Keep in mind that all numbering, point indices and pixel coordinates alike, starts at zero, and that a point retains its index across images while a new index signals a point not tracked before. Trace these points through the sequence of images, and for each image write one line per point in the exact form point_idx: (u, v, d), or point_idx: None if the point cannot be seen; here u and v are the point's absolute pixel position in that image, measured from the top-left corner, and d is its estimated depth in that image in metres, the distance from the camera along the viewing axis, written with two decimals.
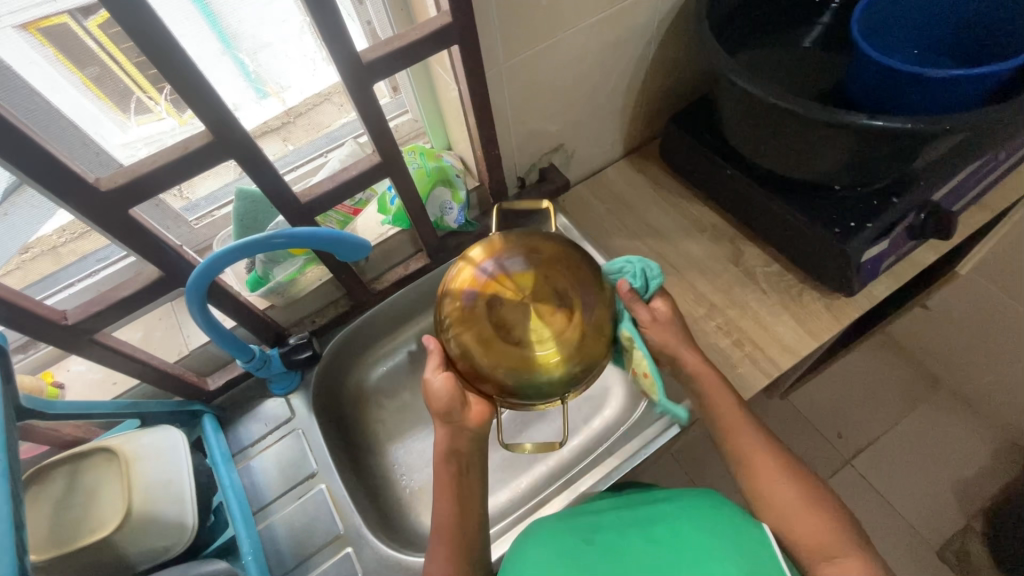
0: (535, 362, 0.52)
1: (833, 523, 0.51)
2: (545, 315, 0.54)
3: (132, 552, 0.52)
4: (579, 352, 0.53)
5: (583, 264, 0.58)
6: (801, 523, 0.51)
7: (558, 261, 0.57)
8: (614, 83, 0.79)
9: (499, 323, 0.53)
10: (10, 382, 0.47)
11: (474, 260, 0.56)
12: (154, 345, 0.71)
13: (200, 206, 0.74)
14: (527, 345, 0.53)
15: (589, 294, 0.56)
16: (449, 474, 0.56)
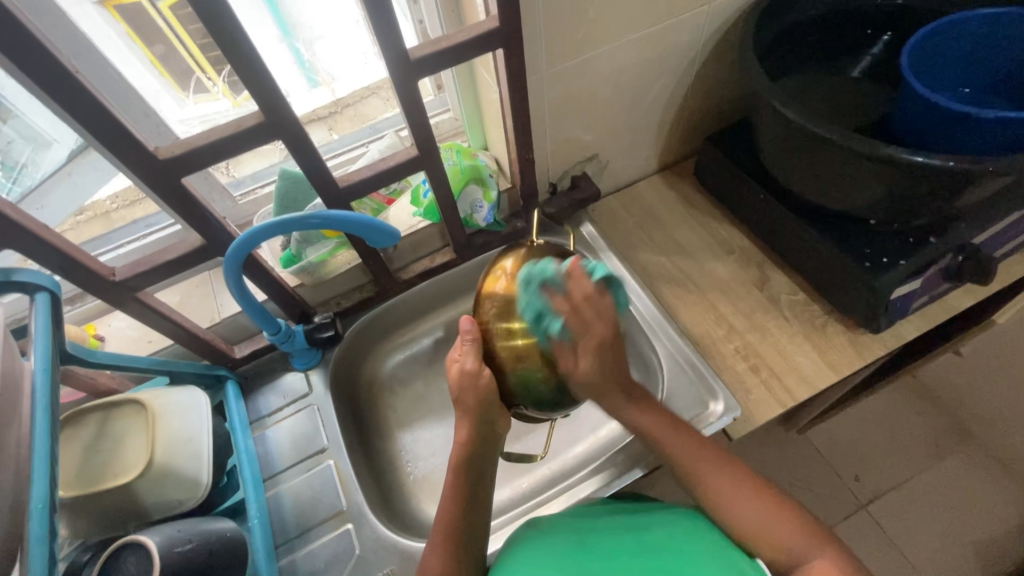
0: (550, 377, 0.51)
1: (791, 523, 0.51)
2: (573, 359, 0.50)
3: (149, 501, 0.55)
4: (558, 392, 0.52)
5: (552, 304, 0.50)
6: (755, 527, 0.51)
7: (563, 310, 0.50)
8: (654, 98, 0.79)
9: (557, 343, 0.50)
10: (59, 328, 0.50)
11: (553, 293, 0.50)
12: (189, 309, 0.75)
13: (245, 182, 0.79)
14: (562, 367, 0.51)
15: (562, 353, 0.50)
16: (460, 472, 0.55)
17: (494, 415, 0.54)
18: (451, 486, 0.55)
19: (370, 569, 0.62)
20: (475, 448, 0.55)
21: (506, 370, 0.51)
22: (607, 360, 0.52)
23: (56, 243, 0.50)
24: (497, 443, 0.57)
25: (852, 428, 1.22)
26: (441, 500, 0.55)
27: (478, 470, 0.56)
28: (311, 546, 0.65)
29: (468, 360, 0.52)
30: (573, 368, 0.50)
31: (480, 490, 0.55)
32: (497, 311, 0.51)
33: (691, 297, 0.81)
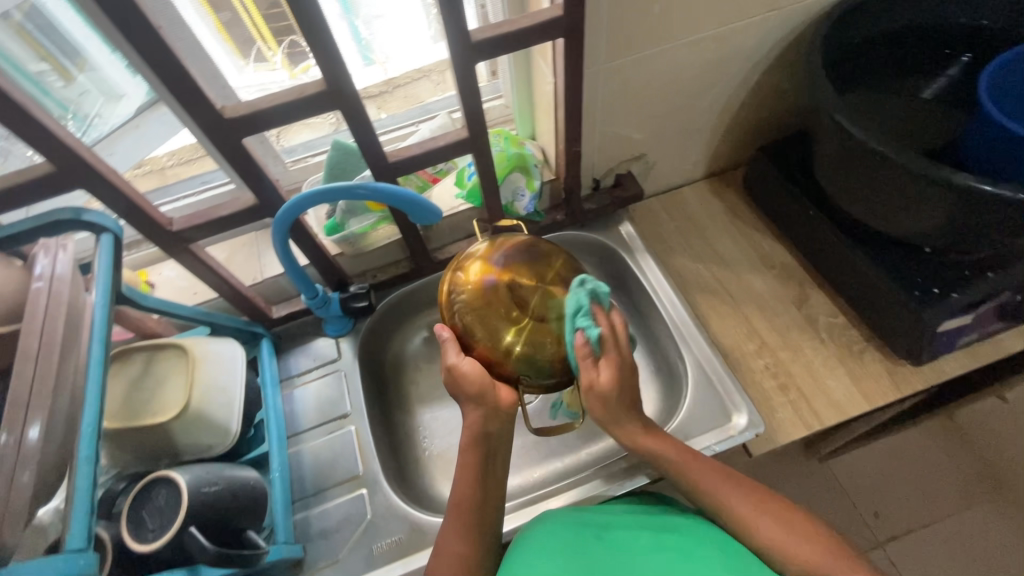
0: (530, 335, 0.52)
1: (800, 533, 0.51)
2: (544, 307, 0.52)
3: (182, 442, 0.58)
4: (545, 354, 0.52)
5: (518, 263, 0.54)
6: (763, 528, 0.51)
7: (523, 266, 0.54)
8: (709, 103, 0.78)
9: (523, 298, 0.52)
10: (119, 269, 0.53)
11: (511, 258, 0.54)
12: (235, 266, 0.78)
13: (296, 150, 0.81)
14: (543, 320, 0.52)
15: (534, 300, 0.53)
16: (471, 461, 0.55)
17: (491, 396, 0.53)
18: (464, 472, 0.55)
19: (380, 535, 0.64)
20: (485, 432, 0.54)
21: (491, 353, 0.52)
22: (626, 379, 0.53)
23: (124, 189, 0.53)
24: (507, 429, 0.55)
25: (879, 463, 1.17)
26: (454, 486, 0.55)
27: (490, 451, 0.55)
28: (326, 505, 0.67)
29: (454, 358, 0.53)
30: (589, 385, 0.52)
31: (491, 476, 0.55)
32: (462, 306, 0.53)
33: (725, 308, 0.80)
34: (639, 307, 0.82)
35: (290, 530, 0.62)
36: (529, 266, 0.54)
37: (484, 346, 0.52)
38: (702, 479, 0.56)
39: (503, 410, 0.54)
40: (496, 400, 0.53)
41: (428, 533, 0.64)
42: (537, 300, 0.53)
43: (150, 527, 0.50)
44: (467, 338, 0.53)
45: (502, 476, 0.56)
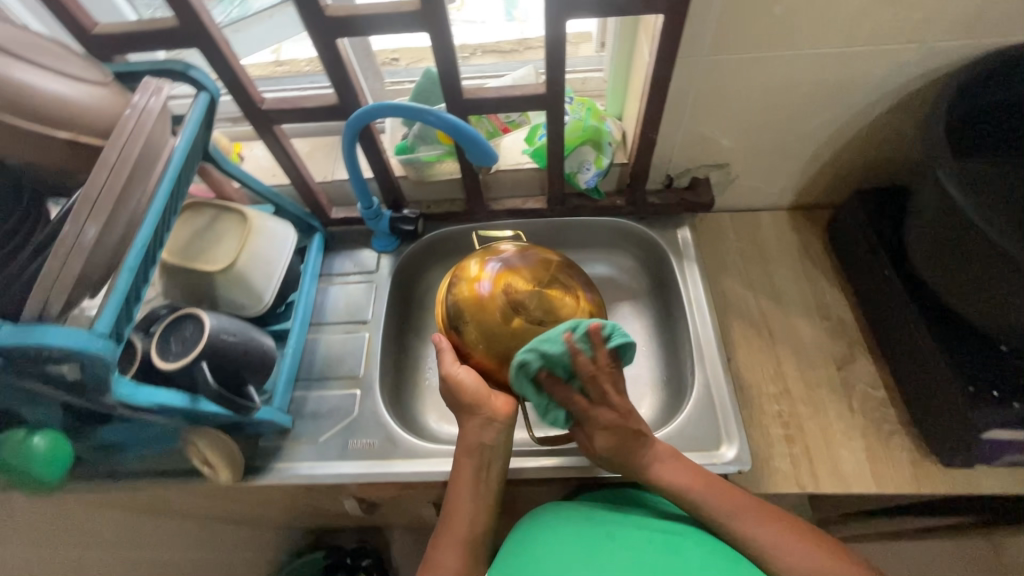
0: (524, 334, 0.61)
1: (789, 534, 0.52)
2: (535, 309, 0.62)
3: (222, 292, 0.65)
4: None
5: (513, 272, 0.64)
6: (765, 541, 0.52)
7: (519, 274, 0.64)
8: (812, 128, 0.72)
9: (516, 304, 0.62)
10: (210, 128, 0.60)
11: (502, 270, 0.64)
12: (312, 162, 0.85)
13: (399, 74, 0.85)
14: (541, 321, 0.62)
15: (530, 300, 0.62)
16: (466, 468, 0.58)
17: (485, 405, 0.59)
18: (463, 485, 0.57)
19: (358, 433, 0.70)
20: (484, 447, 0.58)
21: (485, 355, 0.62)
22: (621, 432, 0.57)
23: (231, 58, 0.59)
24: (503, 440, 0.59)
25: None
26: (450, 497, 0.58)
27: (490, 455, 0.59)
28: (323, 391, 0.73)
29: (451, 369, 0.61)
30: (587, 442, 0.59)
31: (486, 488, 0.58)
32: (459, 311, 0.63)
33: (758, 343, 0.76)
34: (670, 315, 0.79)
35: (286, 401, 0.69)
36: (523, 270, 0.64)
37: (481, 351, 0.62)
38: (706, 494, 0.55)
39: (500, 420, 0.59)
40: (494, 410, 0.59)
41: (398, 447, 0.68)
42: (531, 302, 0.62)
43: (173, 348, 0.59)
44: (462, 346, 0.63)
45: (497, 482, 0.59)
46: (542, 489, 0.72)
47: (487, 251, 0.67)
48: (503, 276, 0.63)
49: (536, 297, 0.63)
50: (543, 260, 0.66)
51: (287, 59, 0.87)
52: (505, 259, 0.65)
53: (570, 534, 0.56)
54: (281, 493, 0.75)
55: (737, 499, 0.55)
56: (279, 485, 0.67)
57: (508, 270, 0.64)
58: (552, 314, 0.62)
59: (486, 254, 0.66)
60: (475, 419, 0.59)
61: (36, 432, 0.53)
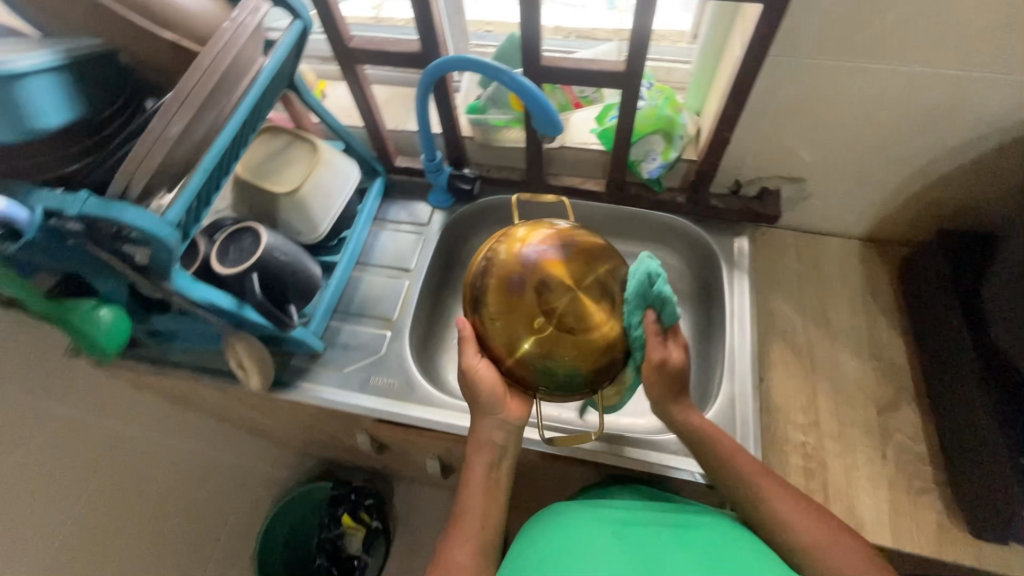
0: (550, 344, 0.51)
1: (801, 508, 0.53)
2: (566, 312, 0.52)
3: (283, 214, 0.69)
4: (563, 371, 0.52)
5: (552, 264, 0.53)
6: (787, 519, 0.53)
7: (557, 267, 0.53)
8: (905, 155, 0.67)
9: (546, 304, 0.52)
10: (298, 56, 0.63)
11: (540, 259, 0.53)
12: (387, 109, 0.87)
13: (485, 38, 0.85)
14: (573, 326, 0.52)
15: (564, 301, 0.52)
16: (479, 470, 0.58)
17: (499, 408, 0.58)
18: (476, 485, 0.58)
19: (381, 372, 0.73)
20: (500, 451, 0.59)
21: (506, 356, 0.54)
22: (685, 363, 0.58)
23: None
24: (514, 439, 0.59)
25: None
26: (461, 498, 0.58)
27: (497, 452, 0.59)
28: (357, 327, 0.77)
29: (469, 362, 0.56)
30: (659, 366, 0.56)
31: (496, 484, 0.58)
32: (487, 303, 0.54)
33: (797, 369, 0.73)
34: (711, 324, 0.77)
35: (321, 327, 0.73)
36: (567, 265, 0.53)
37: (501, 349, 0.53)
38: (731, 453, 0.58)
39: (512, 422, 0.59)
40: (506, 411, 0.58)
41: (415, 392, 0.71)
42: (563, 306, 0.52)
43: (230, 256, 0.63)
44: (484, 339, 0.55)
45: (507, 479, 0.60)
46: (545, 465, 0.73)
47: (524, 229, 0.56)
48: (539, 267, 0.53)
49: (571, 301, 0.52)
50: (587, 251, 0.55)
51: (386, 17, 0.87)
52: (545, 244, 0.54)
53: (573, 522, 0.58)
54: (302, 413, 0.80)
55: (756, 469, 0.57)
56: (302, 402, 0.71)
57: (550, 259, 0.53)
58: (585, 323, 0.52)
59: (523, 233, 0.55)
60: (486, 419, 0.58)
61: (103, 304, 0.58)
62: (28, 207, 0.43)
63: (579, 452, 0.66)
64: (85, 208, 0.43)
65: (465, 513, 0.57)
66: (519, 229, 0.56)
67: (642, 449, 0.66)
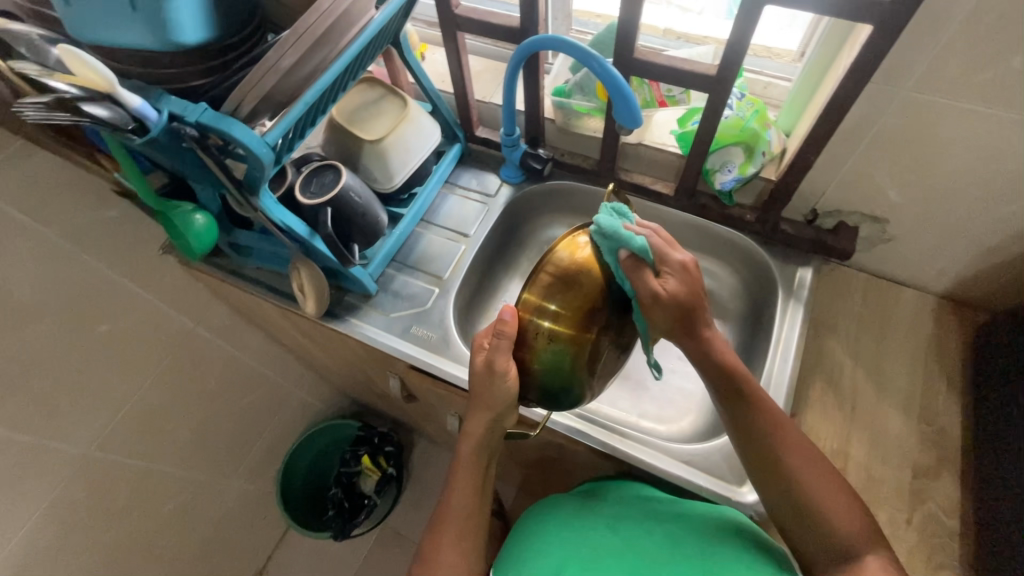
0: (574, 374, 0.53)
1: (817, 476, 0.52)
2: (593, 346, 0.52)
3: (365, 159, 0.75)
4: (577, 390, 0.55)
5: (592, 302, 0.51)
6: (804, 481, 0.51)
7: (600, 305, 0.51)
8: (1006, 214, 0.63)
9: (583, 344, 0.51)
10: (406, 15, 0.67)
11: (588, 298, 0.51)
12: (478, 80, 0.90)
13: (587, 25, 0.86)
14: (596, 356, 0.53)
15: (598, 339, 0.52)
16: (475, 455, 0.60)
17: (507, 415, 0.57)
18: (468, 475, 0.60)
19: (423, 323, 0.77)
20: (487, 445, 0.60)
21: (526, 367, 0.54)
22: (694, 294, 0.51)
23: None
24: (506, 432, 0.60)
25: None
26: (453, 483, 0.60)
27: (490, 449, 0.60)
28: (410, 279, 0.81)
29: (503, 365, 0.53)
30: (650, 301, 0.51)
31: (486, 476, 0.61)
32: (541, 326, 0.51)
33: (834, 413, 0.70)
34: (754, 349, 0.76)
35: (378, 271, 0.78)
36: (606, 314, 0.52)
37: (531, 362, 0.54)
38: (757, 396, 0.54)
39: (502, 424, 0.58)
40: (508, 416, 0.57)
41: (449, 348, 0.75)
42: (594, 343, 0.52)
43: (311, 189, 0.69)
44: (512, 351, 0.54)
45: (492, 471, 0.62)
46: (558, 446, 0.75)
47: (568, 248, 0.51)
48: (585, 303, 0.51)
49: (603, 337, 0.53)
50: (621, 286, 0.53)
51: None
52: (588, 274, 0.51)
53: (563, 514, 0.64)
54: (346, 348, 0.86)
55: (777, 422, 0.54)
56: (348, 335, 0.77)
57: (596, 293, 0.51)
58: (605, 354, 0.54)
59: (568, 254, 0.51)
60: (486, 423, 0.57)
61: (199, 211, 0.66)
62: (157, 109, 0.50)
63: (589, 440, 0.67)
64: (202, 116, 0.49)
65: (454, 496, 0.59)
66: (583, 237, 0.52)
67: (651, 453, 0.65)
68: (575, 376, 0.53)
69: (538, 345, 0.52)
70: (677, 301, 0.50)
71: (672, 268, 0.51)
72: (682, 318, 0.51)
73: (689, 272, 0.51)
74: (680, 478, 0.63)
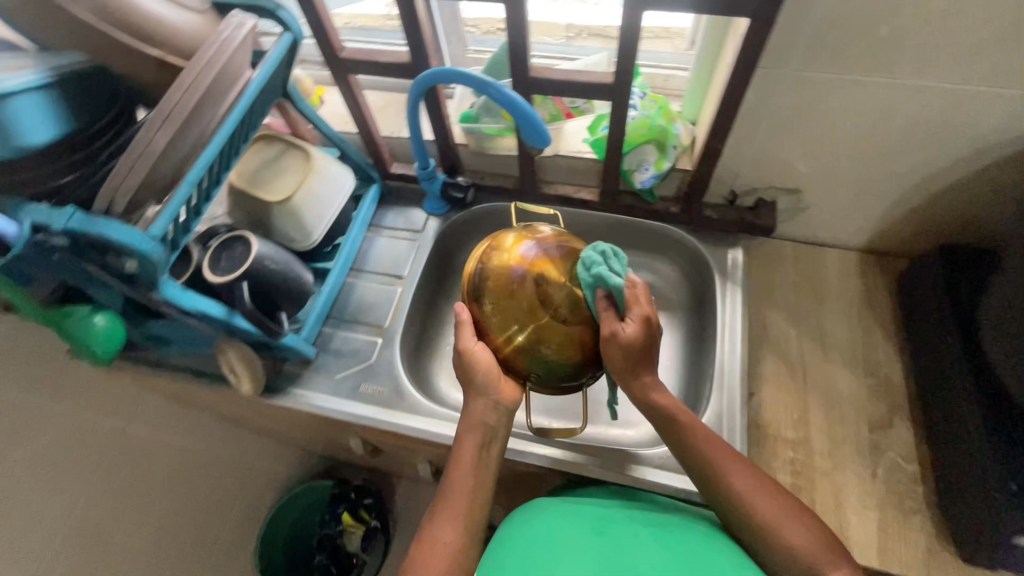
0: (543, 332, 0.54)
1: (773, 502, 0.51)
2: (556, 300, 0.54)
3: (276, 221, 0.70)
4: (550, 362, 0.55)
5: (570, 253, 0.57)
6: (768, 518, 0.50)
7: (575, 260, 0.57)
8: (903, 167, 0.66)
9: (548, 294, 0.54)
10: (289, 65, 0.64)
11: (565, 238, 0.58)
12: (382, 116, 0.88)
13: (485, 44, 0.85)
14: (569, 321, 0.54)
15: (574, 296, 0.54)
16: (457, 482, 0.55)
17: (492, 392, 0.57)
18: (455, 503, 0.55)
19: (371, 379, 0.73)
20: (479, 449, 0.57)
21: (502, 345, 0.56)
22: (648, 342, 0.54)
23: (320, 6, 0.62)
24: (505, 421, 0.58)
25: None
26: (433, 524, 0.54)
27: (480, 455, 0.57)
28: (349, 334, 0.77)
29: (464, 346, 0.57)
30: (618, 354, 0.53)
31: (484, 466, 0.57)
32: (489, 275, 0.56)
33: (788, 383, 0.72)
34: (702, 336, 0.77)
35: (313, 333, 0.74)
36: (562, 262, 0.56)
37: (489, 328, 0.56)
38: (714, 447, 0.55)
39: (505, 404, 0.58)
40: (494, 401, 0.57)
41: (403, 400, 0.71)
42: (557, 297, 0.54)
43: (222, 264, 0.64)
44: (483, 326, 0.57)
45: (497, 460, 0.58)
46: (532, 473, 0.73)
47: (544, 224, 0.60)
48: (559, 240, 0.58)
49: (567, 296, 0.54)
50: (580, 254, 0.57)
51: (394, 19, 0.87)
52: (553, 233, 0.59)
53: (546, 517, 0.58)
54: (296, 418, 0.81)
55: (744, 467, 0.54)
56: (293, 408, 0.72)
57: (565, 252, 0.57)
58: (577, 317, 0.54)
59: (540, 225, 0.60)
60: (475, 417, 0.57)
61: (98, 312, 0.60)
62: (19, 222, 0.45)
63: (557, 462, 0.66)
64: (69, 222, 0.44)
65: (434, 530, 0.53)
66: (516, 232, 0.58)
67: (622, 465, 0.65)
68: (546, 334, 0.54)
69: (499, 308, 0.55)
70: (631, 345, 0.53)
71: (636, 317, 0.53)
72: (634, 358, 0.54)
73: (651, 327, 0.53)
74: (657, 485, 0.64)
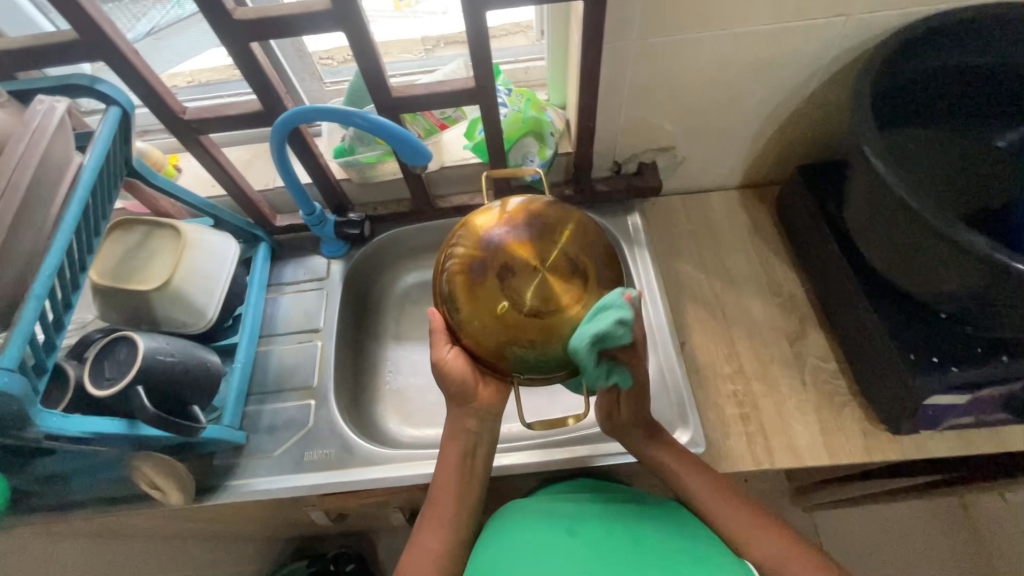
0: (511, 331, 0.49)
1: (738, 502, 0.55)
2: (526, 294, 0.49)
3: (160, 310, 0.64)
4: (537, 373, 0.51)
5: (529, 233, 0.51)
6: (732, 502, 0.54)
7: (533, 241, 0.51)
8: (751, 106, 0.73)
9: (507, 287, 0.49)
10: (127, 140, 0.58)
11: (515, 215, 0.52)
12: (251, 170, 0.83)
13: (341, 73, 0.83)
14: (543, 312, 0.49)
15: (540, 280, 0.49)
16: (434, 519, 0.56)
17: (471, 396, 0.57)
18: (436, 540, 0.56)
19: (314, 444, 0.69)
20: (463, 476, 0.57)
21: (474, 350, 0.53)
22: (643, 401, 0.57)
23: (145, 70, 0.57)
24: (487, 427, 0.58)
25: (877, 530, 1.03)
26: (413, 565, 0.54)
27: (466, 491, 0.57)
28: (278, 404, 0.72)
29: (438, 356, 0.55)
30: (612, 416, 0.57)
31: (471, 476, 0.58)
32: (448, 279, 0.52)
33: (711, 323, 0.76)
34: None
35: (237, 418, 0.68)
36: (529, 243, 0.51)
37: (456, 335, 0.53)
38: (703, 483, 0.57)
39: (484, 410, 0.58)
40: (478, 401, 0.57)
41: (355, 455, 0.68)
42: (521, 287, 0.49)
43: (107, 375, 0.57)
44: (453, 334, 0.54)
45: (483, 473, 0.59)
46: (505, 483, 0.73)
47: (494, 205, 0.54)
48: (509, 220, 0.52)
49: (532, 281, 0.49)
50: (547, 228, 0.52)
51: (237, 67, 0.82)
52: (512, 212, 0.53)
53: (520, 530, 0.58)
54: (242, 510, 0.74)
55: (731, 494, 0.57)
56: (235, 501, 0.65)
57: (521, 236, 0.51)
58: (551, 304, 0.49)
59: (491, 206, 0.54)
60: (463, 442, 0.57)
61: None
62: None
63: (509, 469, 0.65)
64: None
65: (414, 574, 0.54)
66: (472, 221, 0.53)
67: (567, 453, 0.65)
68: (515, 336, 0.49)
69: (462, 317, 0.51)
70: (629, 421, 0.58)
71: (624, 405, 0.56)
72: (639, 416, 0.58)
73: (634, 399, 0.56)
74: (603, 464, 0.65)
